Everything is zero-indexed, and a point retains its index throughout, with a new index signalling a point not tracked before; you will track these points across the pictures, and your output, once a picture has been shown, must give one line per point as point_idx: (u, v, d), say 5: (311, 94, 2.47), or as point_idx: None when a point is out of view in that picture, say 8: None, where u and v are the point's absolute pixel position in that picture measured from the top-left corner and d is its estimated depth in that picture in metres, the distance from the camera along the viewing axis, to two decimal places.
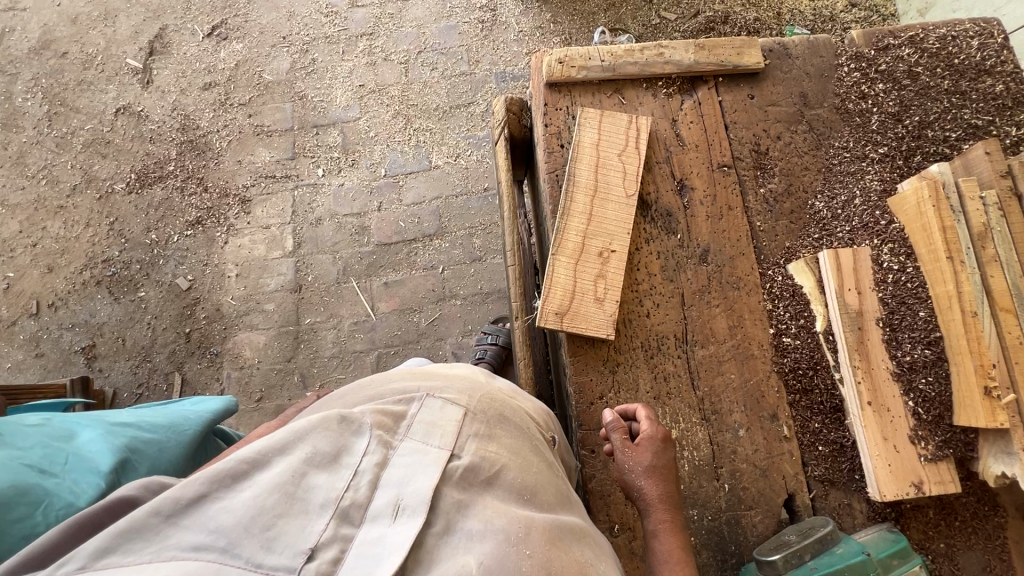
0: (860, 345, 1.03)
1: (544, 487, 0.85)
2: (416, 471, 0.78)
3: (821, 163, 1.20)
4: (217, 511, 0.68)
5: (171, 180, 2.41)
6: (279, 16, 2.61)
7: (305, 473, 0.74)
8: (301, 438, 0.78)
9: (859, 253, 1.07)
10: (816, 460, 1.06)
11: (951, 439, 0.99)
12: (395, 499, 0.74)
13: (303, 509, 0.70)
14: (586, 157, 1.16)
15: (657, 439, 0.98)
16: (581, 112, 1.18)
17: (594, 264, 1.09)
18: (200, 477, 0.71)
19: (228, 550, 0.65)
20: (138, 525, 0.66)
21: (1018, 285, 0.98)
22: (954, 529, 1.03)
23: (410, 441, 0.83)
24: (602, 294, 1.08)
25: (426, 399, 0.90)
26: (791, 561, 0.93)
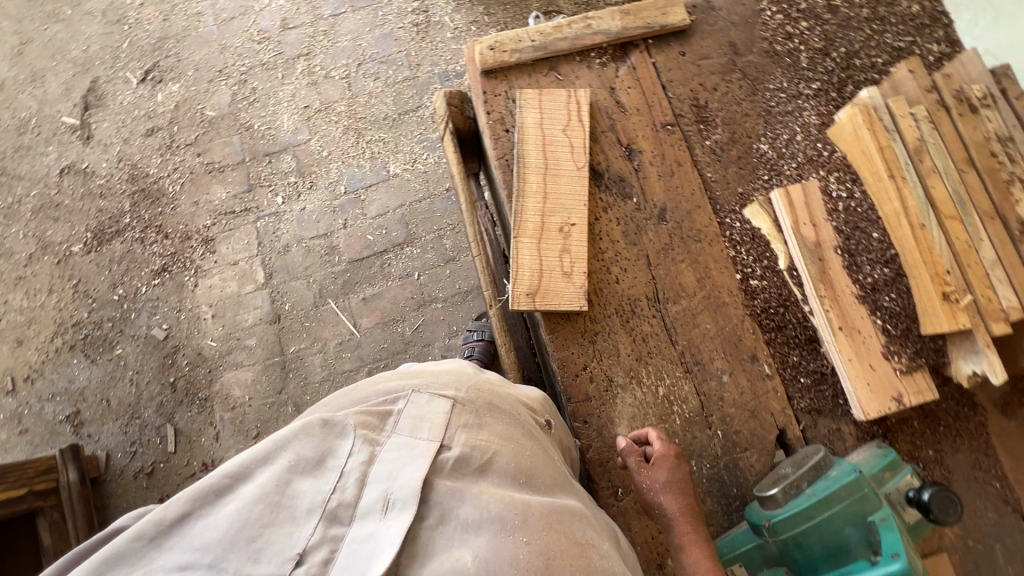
0: (822, 275, 1.06)
1: (538, 469, 0.87)
2: (404, 464, 0.80)
3: (760, 107, 1.22)
4: (203, 527, 0.71)
5: (129, 233, 2.36)
6: (212, 50, 2.57)
7: (288, 481, 0.76)
8: (283, 447, 0.79)
9: (808, 187, 1.10)
10: (801, 392, 1.09)
11: (922, 348, 1.03)
12: (384, 494, 0.76)
13: (289, 515, 0.73)
14: (531, 138, 1.17)
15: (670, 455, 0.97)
16: (520, 94, 1.19)
17: (556, 240, 1.11)
18: (185, 495, 0.73)
19: (215, 563, 0.67)
20: (125, 550, 0.68)
21: (958, 192, 1.01)
22: (940, 434, 1.07)
23: (398, 437, 0.84)
24: (569, 268, 1.09)
25: (412, 395, 0.91)
26: (790, 492, 0.96)
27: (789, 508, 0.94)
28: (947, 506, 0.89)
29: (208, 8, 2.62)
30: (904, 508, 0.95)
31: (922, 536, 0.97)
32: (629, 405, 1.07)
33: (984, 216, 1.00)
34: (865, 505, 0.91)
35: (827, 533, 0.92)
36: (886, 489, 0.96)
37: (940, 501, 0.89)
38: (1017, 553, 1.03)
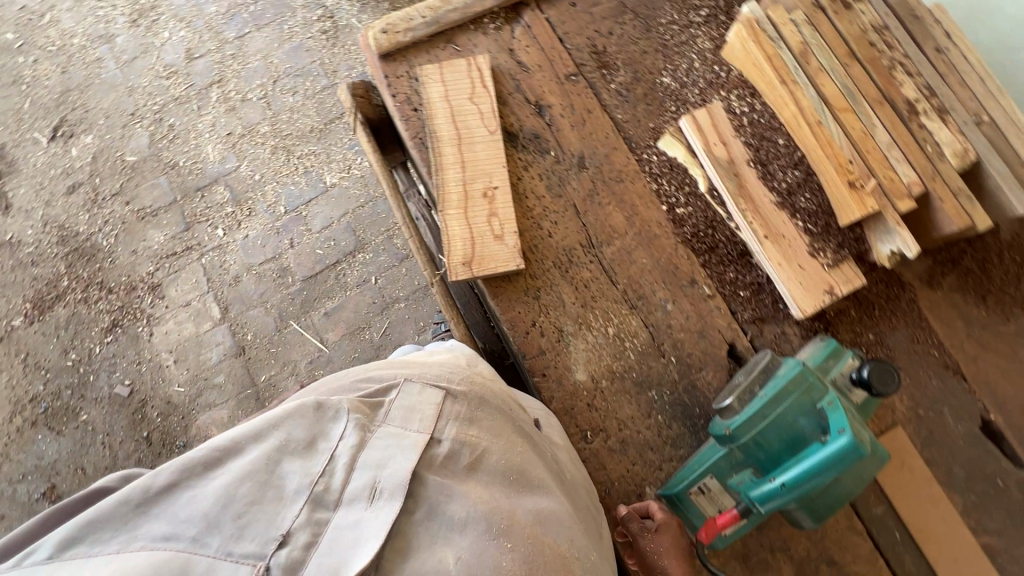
0: (740, 190, 1.10)
1: (527, 467, 0.85)
2: (393, 454, 0.77)
3: (656, 43, 1.25)
4: (189, 499, 0.66)
5: (71, 295, 2.28)
6: (119, 94, 2.49)
7: (278, 460, 0.72)
8: (275, 424, 0.75)
9: (712, 109, 1.14)
10: (743, 305, 1.13)
11: (844, 240, 1.07)
12: (373, 482, 0.73)
13: (277, 494, 0.69)
14: (440, 111, 1.17)
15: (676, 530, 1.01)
16: (421, 71, 1.19)
17: (482, 206, 1.12)
18: (172, 464, 0.69)
19: (198, 539, 0.63)
20: (107, 515, 0.64)
21: (847, 85, 1.05)
22: (877, 318, 1.12)
23: (387, 427, 0.80)
24: (500, 231, 1.11)
25: (405, 384, 0.87)
26: (744, 398, 0.99)
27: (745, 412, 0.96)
28: (885, 376, 0.93)
29: (107, 52, 2.54)
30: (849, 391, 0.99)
31: (870, 415, 1.01)
32: (583, 350, 1.09)
33: (873, 104, 1.04)
34: (814, 393, 0.93)
35: (784, 428, 0.94)
36: (831, 377, 1.00)
37: (879, 373, 0.94)
38: (964, 412, 1.09)
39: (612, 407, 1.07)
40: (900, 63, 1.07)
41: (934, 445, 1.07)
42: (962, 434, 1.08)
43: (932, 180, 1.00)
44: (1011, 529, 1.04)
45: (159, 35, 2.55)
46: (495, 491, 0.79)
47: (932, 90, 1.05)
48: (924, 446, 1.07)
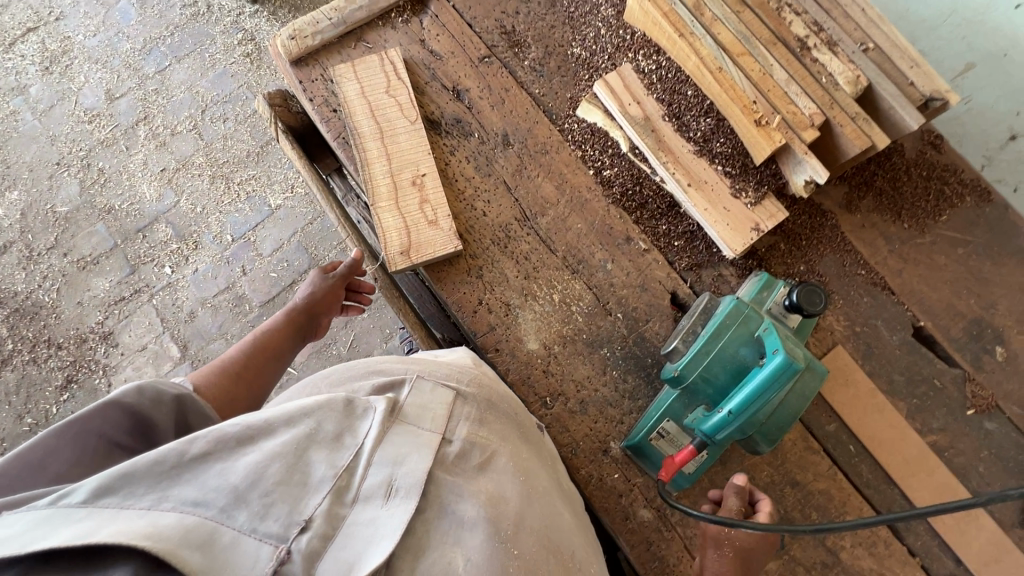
0: (659, 144, 1.14)
1: (529, 467, 0.86)
2: (410, 451, 0.76)
3: (562, 16, 1.28)
4: (221, 471, 0.63)
5: (18, 357, 2.18)
6: (42, 145, 2.41)
7: (306, 449, 0.70)
8: (307, 412, 0.73)
9: (622, 71, 1.17)
10: (678, 254, 1.17)
11: (762, 178, 1.12)
12: (389, 480, 0.72)
13: (302, 480, 0.67)
14: (358, 108, 1.18)
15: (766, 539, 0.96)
16: (334, 71, 1.20)
17: (412, 194, 1.13)
18: (208, 432, 0.66)
19: (225, 510, 0.60)
20: (142, 470, 0.60)
21: (741, 31, 1.10)
22: (805, 248, 1.17)
23: (403, 424, 0.79)
24: (433, 216, 1.12)
25: (417, 379, 0.86)
26: (689, 339, 1.03)
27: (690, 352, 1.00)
28: (811, 296, 0.99)
29: (22, 104, 2.45)
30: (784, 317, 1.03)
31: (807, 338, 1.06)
32: (532, 320, 1.11)
33: (768, 45, 1.09)
34: (750, 324, 0.97)
35: (727, 360, 0.97)
36: (766, 307, 1.04)
37: (807, 295, 0.99)
38: (897, 323, 1.15)
39: (568, 370, 1.10)
40: (787, 4, 1.12)
41: (873, 358, 1.13)
42: (897, 343, 1.14)
43: (831, 109, 1.06)
44: (954, 425, 1.10)
45: (75, 80, 2.47)
46: (502, 489, 0.79)
47: (820, 25, 1.11)
48: (865, 360, 1.13)
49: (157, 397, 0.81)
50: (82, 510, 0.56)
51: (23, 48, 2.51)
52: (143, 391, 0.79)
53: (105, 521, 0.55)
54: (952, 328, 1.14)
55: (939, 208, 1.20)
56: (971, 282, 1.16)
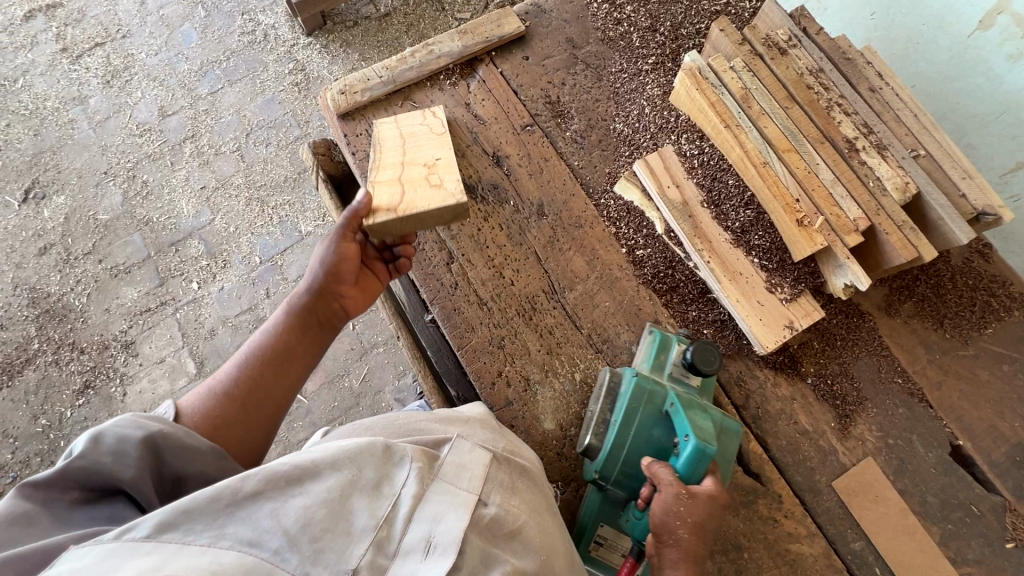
0: (696, 230, 1.12)
1: (554, 537, 0.77)
2: (447, 508, 0.70)
3: (607, 91, 1.29)
4: (273, 512, 0.62)
5: (41, 358, 2.23)
6: (92, 153, 2.51)
7: (349, 496, 0.67)
8: (351, 456, 0.70)
9: (664, 153, 1.17)
10: (706, 344, 1.13)
11: (800, 275, 1.09)
12: (428, 535, 0.67)
13: (346, 528, 0.64)
14: (390, 143, 1.09)
15: (718, 499, 0.86)
16: (376, 125, 1.13)
17: (418, 168, 1.04)
18: (259, 470, 0.64)
19: (279, 552, 0.59)
20: (199, 508, 0.59)
21: (788, 127, 1.09)
22: (839, 348, 1.14)
23: (438, 481, 0.73)
24: (436, 179, 1.01)
25: (457, 439, 0.80)
26: (600, 430, 0.98)
27: (605, 446, 0.96)
28: (704, 355, 0.99)
29: (80, 113, 2.57)
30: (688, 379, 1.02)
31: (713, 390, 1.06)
32: (550, 398, 1.09)
33: (815, 143, 1.08)
34: (656, 400, 0.96)
35: (645, 446, 0.95)
36: (667, 371, 1.03)
37: (700, 355, 0.99)
38: (933, 439, 1.09)
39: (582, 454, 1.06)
40: (837, 103, 1.11)
41: (906, 474, 1.07)
42: (933, 461, 1.08)
43: (877, 215, 1.03)
44: (992, 558, 1.02)
45: (133, 94, 2.59)
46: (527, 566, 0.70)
47: (869, 127, 1.09)
48: (897, 476, 1.07)
49: (117, 449, 0.67)
50: (148, 546, 0.56)
51: (89, 60, 2.64)
52: (100, 440, 0.67)
53: (171, 554, 0.55)
54: (993, 451, 1.08)
55: (985, 320, 1.15)
56: (1016, 403, 1.11)
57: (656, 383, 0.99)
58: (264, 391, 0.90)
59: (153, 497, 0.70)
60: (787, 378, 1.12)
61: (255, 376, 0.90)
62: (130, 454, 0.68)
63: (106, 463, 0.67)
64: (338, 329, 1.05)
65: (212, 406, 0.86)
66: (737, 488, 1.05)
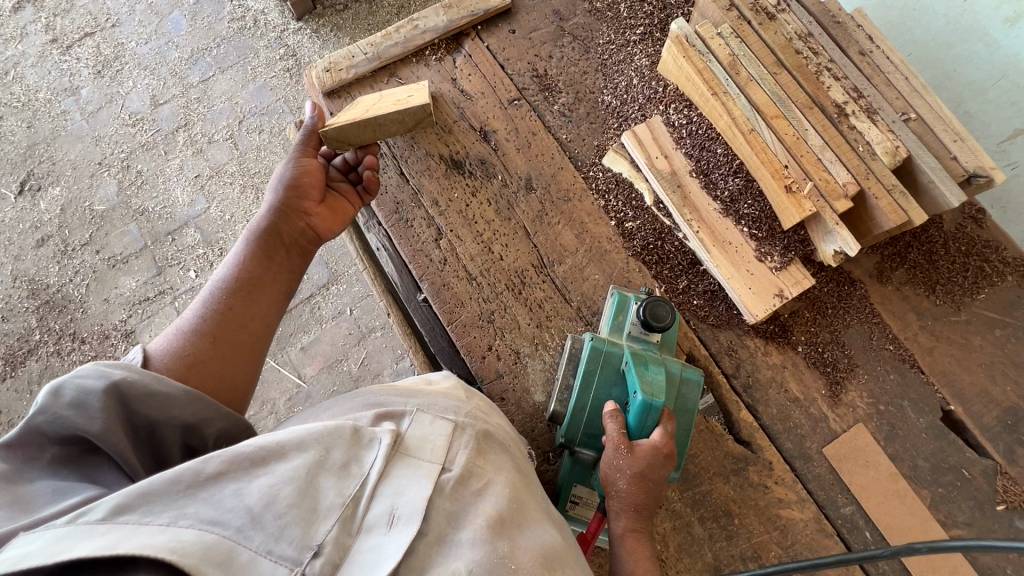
0: (684, 201, 1.12)
1: (528, 502, 0.78)
2: (409, 482, 0.72)
3: (595, 63, 1.28)
4: (235, 492, 0.62)
5: (43, 348, 2.25)
6: (86, 145, 2.51)
7: (314, 475, 0.67)
8: (315, 437, 0.70)
9: (652, 123, 1.16)
10: (697, 313, 1.13)
11: (789, 243, 1.09)
12: (391, 510, 0.68)
13: (313, 505, 0.64)
14: (364, 102, 1.14)
15: (662, 451, 0.87)
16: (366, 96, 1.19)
17: (386, 101, 1.10)
18: (221, 453, 0.65)
19: (242, 530, 0.59)
20: (158, 490, 0.60)
21: (776, 93, 1.07)
22: (830, 317, 1.13)
23: (404, 456, 0.75)
24: (400, 104, 1.07)
25: (416, 412, 0.81)
26: (564, 396, 1.01)
27: (567, 410, 0.99)
28: (653, 311, 0.98)
29: (72, 104, 2.56)
30: (644, 336, 1.02)
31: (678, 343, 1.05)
32: (540, 370, 1.09)
33: (804, 109, 1.06)
34: (612, 362, 0.98)
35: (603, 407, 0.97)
36: (626, 331, 1.03)
37: (651, 311, 0.98)
38: (924, 404, 1.10)
39: None
40: (827, 68, 1.09)
41: (897, 439, 1.08)
42: (924, 427, 1.08)
43: (867, 179, 1.02)
44: (981, 521, 1.03)
45: (124, 84, 2.58)
46: (502, 511, 0.73)
47: (859, 91, 1.08)
48: (888, 441, 1.08)
49: (77, 401, 0.68)
50: (104, 526, 0.55)
51: (79, 51, 2.63)
52: (59, 394, 0.67)
53: (128, 534, 0.55)
54: (985, 416, 1.08)
55: (978, 286, 1.14)
56: (1008, 367, 1.10)
57: (610, 344, 1.00)
58: (235, 324, 0.89)
59: (128, 450, 0.70)
60: (778, 347, 1.12)
61: (223, 310, 0.89)
62: (93, 406, 0.68)
63: (72, 419, 0.67)
64: (305, 260, 1.05)
65: (182, 346, 0.85)
66: (728, 456, 1.06)
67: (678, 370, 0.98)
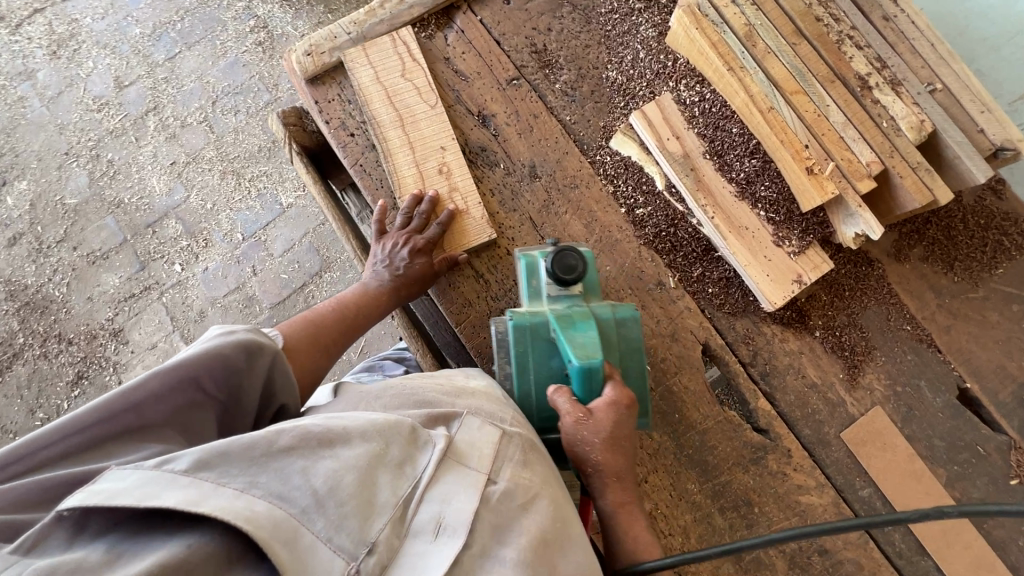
0: (698, 185, 1.06)
1: (571, 519, 0.73)
2: (454, 489, 0.67)
3: (598, 34, 1.19)
4: (303, 471, 0.59)
5: (29, 352, 2.17)
6: (49, 133, 2.35)
7: (377, 465, 0.64)
8: (379, 428, 0.67)
9: (662, 102, 1.09)
10: (712, 301, 1.10)
11: (808, 226, 1.05)
12: (438, 515, 0.64)
13: (370, 498, 0.61)
14: (375, 94, 1.11)
15: (622, 404, 0.84)
16: (346, 56, 1.13)
17: (439, 181, 1.09)
18: (293, 427, 0.61)
19: (307, 512, 0.56)
20: (235, 454, 0.56)
21: (795, 66, 1.00)
22: (848, 299, 1.11)
23: (453, 463, 0.70)
24: (465, 205, 1.09)
25: (467, 416, 0.76)
26: (508, 385, 0.97)
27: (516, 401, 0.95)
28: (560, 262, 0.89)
29: (29, 89, 2.39)
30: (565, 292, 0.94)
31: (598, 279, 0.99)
32: None
33: (825, 83, 1.00)
34: (539, 335, 0.92)
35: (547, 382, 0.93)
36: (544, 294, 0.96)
37: (557, 266, 0.90)
38: (941, 383, 1.09)
39: None
40: (849, 36, 1.02)
41: (914, 421, 1.07)
42: (941, 406, 1.08)
43: (891, 157, 0.97)
44: (996, 496, 1.04)
45: (83, 65, 2.40)
46: (544, 532, 0.68)
47: (883, 61, 1.01)
48: (904, 423, 1.07)
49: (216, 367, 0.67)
50: (187, 479, 0.52)
51: (30, 30, 2.43)
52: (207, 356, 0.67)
53: (209, 491, 0.52)
54: (1000, 392, 1.08)
55: (996, 260, 1.12)
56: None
57: (529, 316, 0.93)
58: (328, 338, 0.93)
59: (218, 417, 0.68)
60: (795, 332, 1.09)
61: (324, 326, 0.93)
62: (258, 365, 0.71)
63: (237, 367, 0.68)
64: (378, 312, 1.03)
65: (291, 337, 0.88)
66: (747, 445, 1.05)
67: (610, 313, 0.93)
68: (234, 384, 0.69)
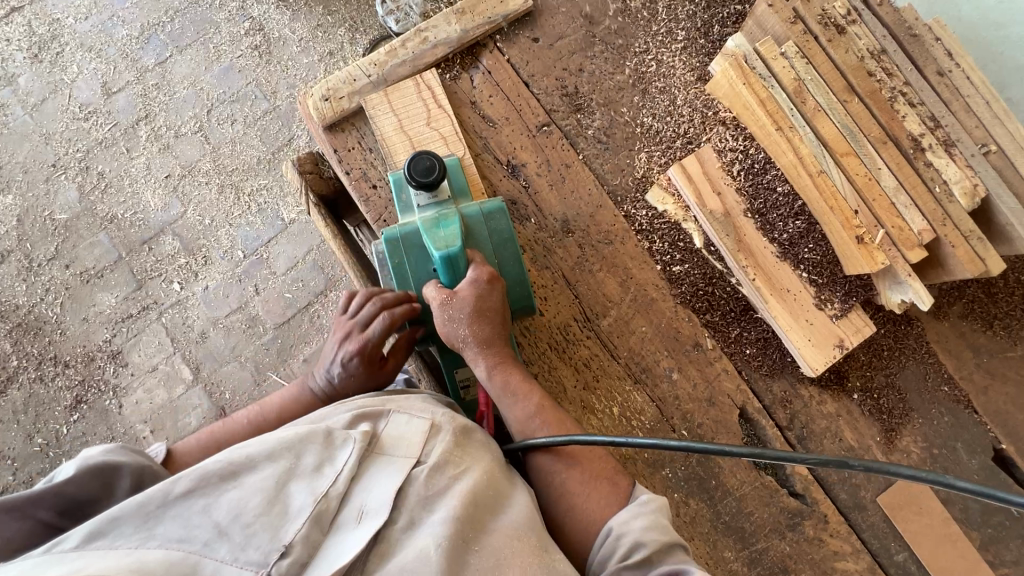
0: (738, 244, 1.02)
1: (506, 481, 0.74)
2: (377, 477, 0.69)
3: (632, 76, 1.12)
4: (205, 506, 0.62)
5: (24, 374, 2.09)
6: (35, 143, 2.24)
7: (284, 483, 0.66)
8: (289, 445, 0.69)
9: (701, 154, 1.04)
10: (749, 363, 1.06)
11: (850, 288, 1.01)
12: (359, 506, 0.66)
13: (281, 510, 0.63)
14: (398, 145, 1.05)
15: (482, 280, 0.87)
16: (366, 103, 1.06)
17: None
18: (192, 471, 0.64)
19: (207, 543, 0.59)
20: (126, 516, 0.60)
21: (845, 124, 0.99)
22: (886, 359, 1.09)
23: (378, 456, 0.72)
24: None
25: (394, 412, 0.77)
26: None
27: None
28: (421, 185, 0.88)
29: (10, 95, 2.26)
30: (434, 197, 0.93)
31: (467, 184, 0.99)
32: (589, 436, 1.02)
33: (877, 144, 0.99)
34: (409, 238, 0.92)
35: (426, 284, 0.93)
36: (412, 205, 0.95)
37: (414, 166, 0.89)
38: (978, 446, 1.07)
39: None
40: (901, 92, 1.00)
41: None
42: (977, 468, 1.06)
43: (943, 225, 0.95)
44: None
45: (68, 70, 2.27)
46: (477, 493, 0.69)
47: (936, 120, 1.00)
48: None
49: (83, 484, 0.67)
50: (73, 555, 0.56)
51: (9, 31, 2.30)
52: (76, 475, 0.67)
53: (95, 557, 0.56)
54: None
55: None
56: None
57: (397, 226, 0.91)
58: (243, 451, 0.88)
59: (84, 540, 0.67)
60: (833, 395, 1.06)
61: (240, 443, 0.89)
62: (115, 487, 0.69)
63: (86, 495, 0.67)
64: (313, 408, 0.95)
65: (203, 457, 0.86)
66: (784, 511, 1.03)
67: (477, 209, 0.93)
68: (88, 512, 0.68)
